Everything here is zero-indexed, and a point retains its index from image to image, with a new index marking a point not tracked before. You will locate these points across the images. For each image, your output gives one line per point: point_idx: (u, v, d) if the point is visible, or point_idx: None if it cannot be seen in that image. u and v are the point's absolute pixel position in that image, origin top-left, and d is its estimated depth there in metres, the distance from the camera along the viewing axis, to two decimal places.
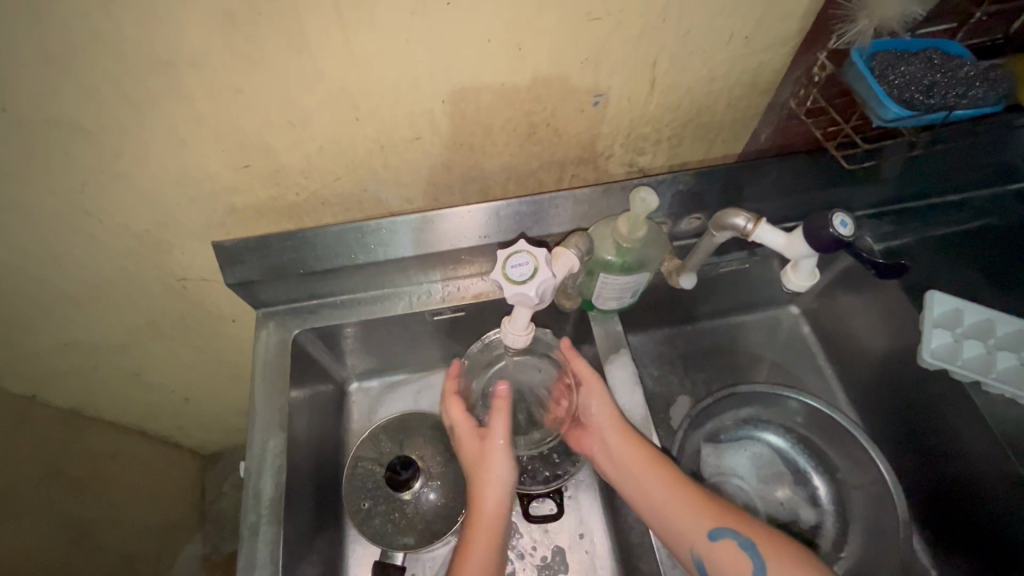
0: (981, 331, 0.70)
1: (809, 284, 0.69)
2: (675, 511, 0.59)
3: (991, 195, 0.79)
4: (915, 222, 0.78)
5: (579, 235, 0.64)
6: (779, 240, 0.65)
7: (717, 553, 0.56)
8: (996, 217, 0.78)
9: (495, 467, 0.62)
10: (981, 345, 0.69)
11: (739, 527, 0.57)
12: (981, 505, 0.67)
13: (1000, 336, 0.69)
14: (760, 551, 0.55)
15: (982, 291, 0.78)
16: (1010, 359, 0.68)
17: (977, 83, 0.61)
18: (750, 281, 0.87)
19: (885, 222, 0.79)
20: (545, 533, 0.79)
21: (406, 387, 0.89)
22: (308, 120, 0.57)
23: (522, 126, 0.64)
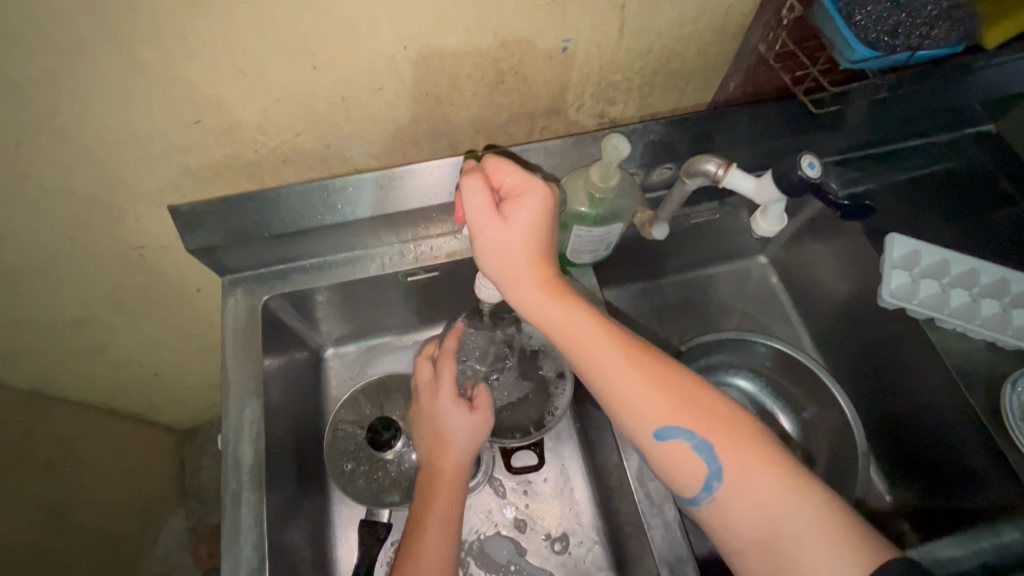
0: (936, 271, 0.72)
1: (777, 230, 0.70)
2: (627, 400, 0.55)
3: (948, 139, 0.83)
4: (878, 167, 0.81)
5: None
6: (749, 186, 0.65)
7: (663, 450, 0.54)
8: (957, 159, 0.82)
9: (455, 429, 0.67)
10: (937, 283, 0.71)
11: (693, 426, 0.54)
12: (938, 433, 0.71)
13: (953, 275, 0.71)
14: (714, 451, 0.53)
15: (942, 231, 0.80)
16: (962, 296, 0.70)
17: (941, 23, 0.61)
18: (721, 232, 0.88)
19: (850, 169, 0.81)
20: (528, 485, 0.82)
21: (384, 351, 0.89)
22: (262, 70, 0.54)
23: (490, 74, 0.62)
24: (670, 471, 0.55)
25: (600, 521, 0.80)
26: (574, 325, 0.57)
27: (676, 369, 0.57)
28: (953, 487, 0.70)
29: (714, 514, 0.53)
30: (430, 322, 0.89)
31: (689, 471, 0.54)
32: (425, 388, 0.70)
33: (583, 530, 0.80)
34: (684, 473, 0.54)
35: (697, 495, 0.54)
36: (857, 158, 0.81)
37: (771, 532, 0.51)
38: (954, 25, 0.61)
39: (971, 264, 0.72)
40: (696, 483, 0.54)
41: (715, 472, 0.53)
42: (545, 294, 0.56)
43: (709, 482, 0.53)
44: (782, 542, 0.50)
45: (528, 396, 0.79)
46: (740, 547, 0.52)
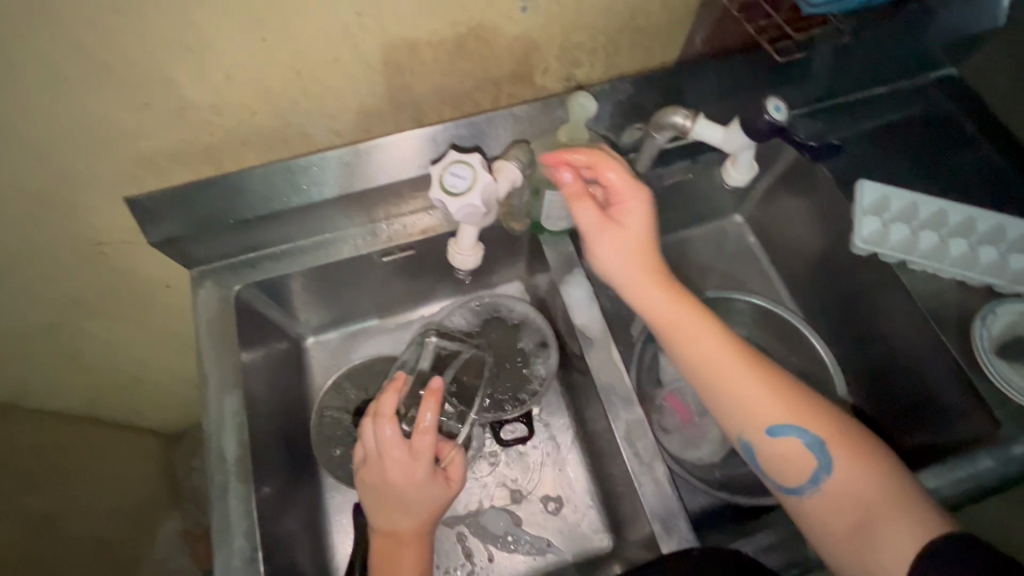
0: (905, 214, 0.73)
1: (748, 179, 0.71)
2: (741, 399, 0.57)
3: (913, 86, 0.84)
4: (845, 117, 0.81)
5: (517, 146, 0.63)
6: (717, 135, 0.65)
7: (776, 445, 0.56)
8: (921, 106, 0.83)
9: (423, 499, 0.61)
10: (908, 227, 0.72)
11: (804, 426, 0.56)
12: (913, 373, 0.73)
13: (923, 218, 0.72)
14: (826, 450, 0.55)
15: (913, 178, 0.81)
16: (932, 237, 0.71)
17: None
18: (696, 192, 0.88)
19: (818, 121, 0.81)
20: (520, 456, 0.82)
21: (366, 336, 0.87)
22: (209, 45, 0.52)
23: (450, 39, 0.60)
24: (775, 465, 0.56)
25: (593, 486, 0.81)
26: (685, 331, 0.59)
27: (781, 374, 0.59)
28: (930, 424, 0.72)
29: (819, 504, 0.55)
30: (411, 304, 0.88)
31: (797, 468, 0.56)
32: (393, 459, 0.61)
33: (577, 495, 0.81)
34: (793, 468, 0.56)
35: (802, 486, 0.56)
36: (825, 110, 0.82)
37: (867, 518, 0.52)
38: None
39: (939, 205, 0.73)
40: (803, 476, 0.55)
41: (824, 465, 0.55)
42: (687, 303, 0.60)
43: (817, 474, 0.55)
44: (874, 521, 0.51)
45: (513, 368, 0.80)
46: (842, 536, 0.53)
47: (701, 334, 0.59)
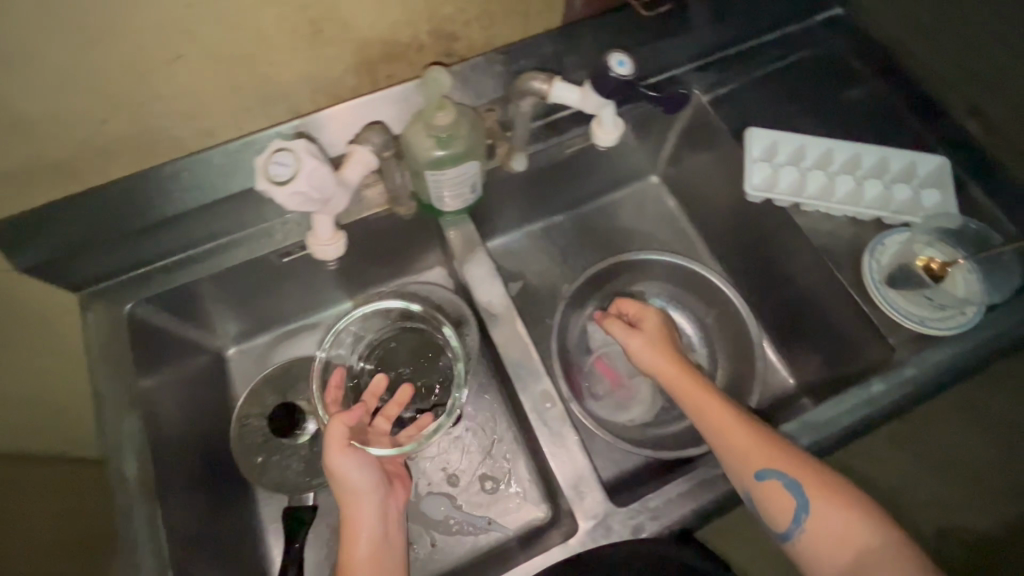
0: (794, 157, 0.73)
1: (617, 136, 0.75)
2: (732, 447, 0.61)
3: (802, 27, 0.84)
4: (739, 67, 0.82)
5: (373, 128, 0.66)
6: (575, 95, 0.69)
7: (763, 490, 0.59)
8: (812, 48, 0.83)
9: (352, 477, 0.61)
10: (796, 169, 0.72)
11: (789, 467, 0.60)
12: (816, 313, 0.75)
13: (811, 159, 0.73)
14: (805, 491, 0.59)
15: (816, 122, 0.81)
16: (820, 177, 0.72)
17: None
18: (607, 158, 0.87)
19: (712, 72, 0.81)
20: (454, 440, 0.83)
21: (291, 339, 0.86)
22: (25, 54, 0.49)
23: (302, 26, 0.57)
24: (764, 506, 0.60)
25: (528, 462, 0.81)
26: (701, 401, 0.65)
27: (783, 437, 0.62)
28: (837, 359, 0.75)
29: (806, 545, 0.59)
30: (332, 302, 0.86)
31: (781, 506, 0.60)
32: (340, 442, 0.60)
33: (513, 472, 0.81)
34: (779, 509, 0.60)
35: (788, 529, 0.60)
36: (719, 61, 0.82)
37: (856, 561, 0.57)
38: None
39: (827, 144, 0.73)
40: (787, 516, 0.60)
41: (802, 506, 0.59)
42: (682, 373, 0.67)
43: (798, 515, 0.60)
44: (861, 565, 0.57)
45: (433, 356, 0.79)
46: (830, 573, 0.58)
47: (709, 403, 0.65)
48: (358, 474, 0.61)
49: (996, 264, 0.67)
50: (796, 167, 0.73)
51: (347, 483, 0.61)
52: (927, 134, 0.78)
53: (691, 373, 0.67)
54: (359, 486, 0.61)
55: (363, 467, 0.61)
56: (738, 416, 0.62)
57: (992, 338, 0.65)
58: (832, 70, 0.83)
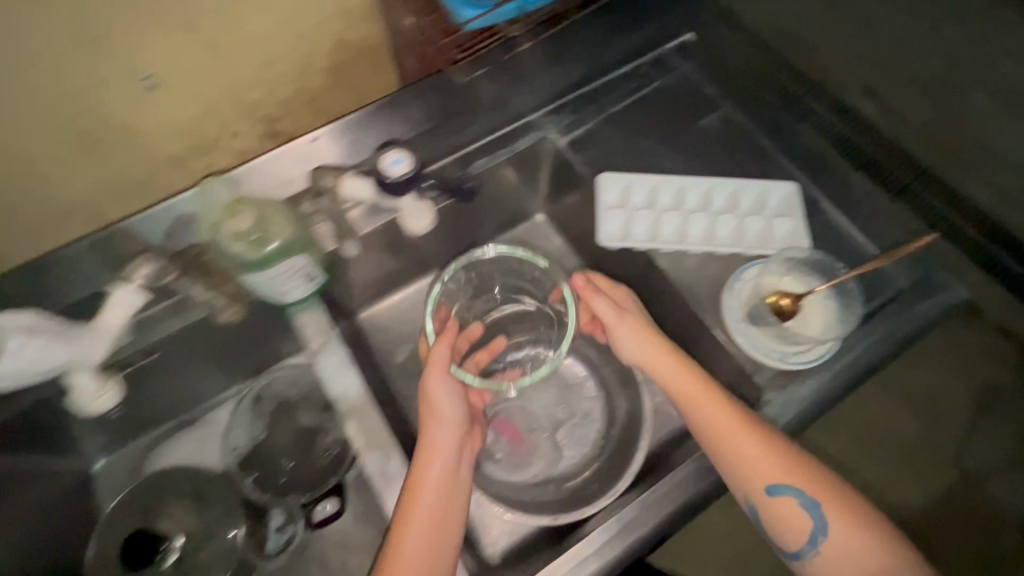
0: (648, 201, 0.74)
1: (428, 224, 0.72)
2: (748, 457, 0.60)
3: (654, 58, 0.83)
4: (592, 105, 0.80)
5: (143, 260, 0.64)
6: (363, 189, 0.68)
7: (774, 507, 0.59)
8: (664, 78, 0.83)
9: (440, 409, 0.63)
10: (647, 212, 0.74)
11: (803, 485, 0.60)
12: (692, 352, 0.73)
13: (663, 201, 0.75)
14: (822, 510, 0.59)
15: (679, 151, 0.79)
16: (675, 217, 0.73)
17: None
18: (483, 209, 0.82)
19: (568, 114, 0.79)
20: (346, 535, 0.74)
21: (165, 447, 0.79)
22: None
23: None
24: (774, 525, 0.60)
25: None
26: (702, 412, 0.63)
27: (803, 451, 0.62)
28: None
29: (818, 567, 0.58)
30: (205, 401, 0.80)
31: (798, 528, 0.59)
32: (438, 357, 0.62)
33: None
34: (793, 529, 0.59)
35: (802, 549, 0.59)
36: (573, 102, 0.79)
37: None
38: None
39: (680, 183, 0.75)
40: (800, 536, 0.59)
41: (820, 526, 0.58)
42: (678, 366, 0.66)
43: (814, 536, 0.58)
44: None
45: (310, 447, 0.75)
46: None
47: (717, 408, 0.62)
48: (450, 405, 0.63)
49: (847, 291, 0.66)
50: (648, 211, 0.74)
51: (434, 417, 0.62)
52: (785, 152, 0.78)
53: (697, 376, 0.65)
54: (442, 424, 0.62)
55: (454, 395, 0.63)
56: (740, 421, 0.61)
57: (850, 362, 0.64)
58: (687, 98, 0.82)
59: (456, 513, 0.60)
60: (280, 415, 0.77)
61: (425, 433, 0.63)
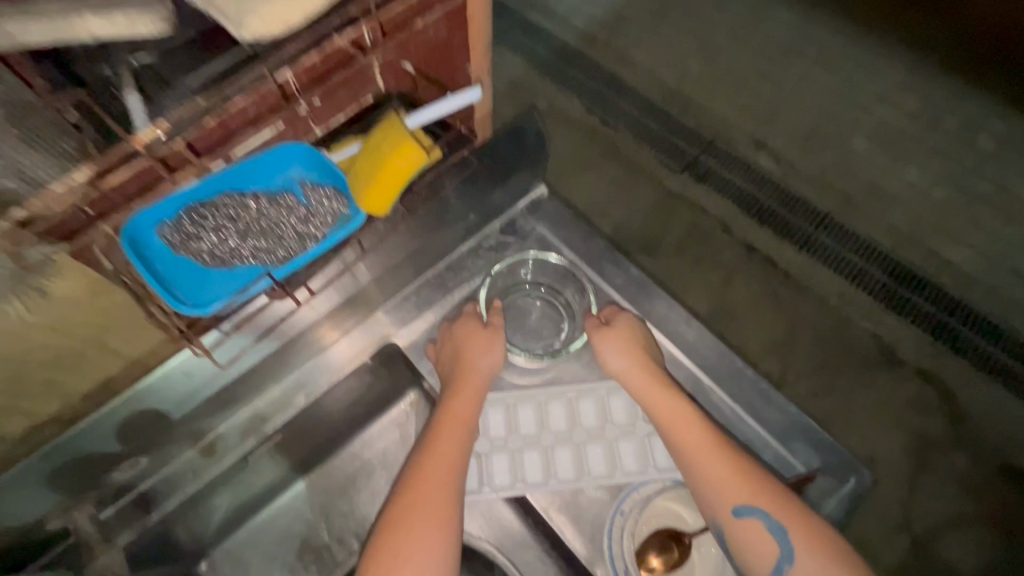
0: (508, 432, 0.65)
1: None
2: (707, 469, 0.57)
3: (504, 222, 0.75)
4: (438, 293, 0.72)
5: None
6: None
7: (741, 529, 0.54)
8: (519, 243, 0.74)
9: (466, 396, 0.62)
10: (502, 449, 0.64)
11: (767, 506, 0.54)
12: None
13: (526, 426, 0.65)
14: (789, 538, 0.53)
15: (544, 330, 0.69)
16: (537, 450, 0.64)
17: (301, 227, 0.61)
18: (333, 418, 0.71)
19: (408, 305, 0.71)
20: None
21: None
22: None
23: None
24: (739, 545, 0.55)
25: None
26: (673, 410, 0.60)
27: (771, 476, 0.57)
28: None
29: None
30: None
31: (761, 552, 0.54)
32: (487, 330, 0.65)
33: None
34: (756, 554, 0.54)
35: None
36: (414, 290, 0.72)
37: None
38: (314, 226, 0.61)
39: (538, 400, 0.66)
40: (765, 561, 0.53)
41: (786, 555, 0.53)
42: (658, 386, 0.61)
43: (779, 564, 0.53)
44: None
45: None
46: None
47: (685, 420, 0.59)
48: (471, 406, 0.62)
49: None
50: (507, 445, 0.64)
51: (456, 395, 0.62)
52: (660, 323, 0.69)
53: (666, 384, 0.61)
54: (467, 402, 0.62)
55: (491, 363, 0.64)
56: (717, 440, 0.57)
57: None
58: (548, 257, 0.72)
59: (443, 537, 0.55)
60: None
61: (448, 410, 0.61)
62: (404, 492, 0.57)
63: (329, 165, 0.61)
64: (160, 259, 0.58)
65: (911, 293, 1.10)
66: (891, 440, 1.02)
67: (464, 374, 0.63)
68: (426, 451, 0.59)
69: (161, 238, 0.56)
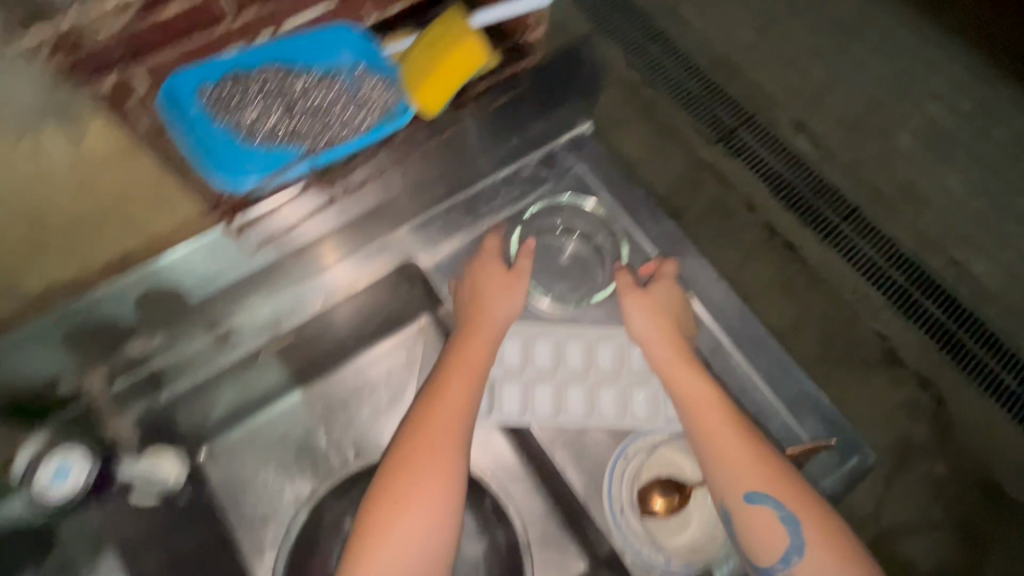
0: (521, 362, 0.64)
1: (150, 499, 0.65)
2: (724, 452, 0.55)
3: (542, 155, 0.71)
4: (465, 218, 0.69)
5: None
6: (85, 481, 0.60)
7: (750, 515, 0.52)
8: (554, 180, 0.71)
9: (478, 344, 0.61)
10: (518, 378, 0.64)
11: (781, 496, 0.53)
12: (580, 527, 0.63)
13: (542, 359, 0.65)
14: (800, 527, 0.51)
15: (568, 271, 0.68)
16: (546, 383, 0.64)
17: (330, 119, 0.66)
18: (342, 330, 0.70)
19: (434, 226, 0.69)
20: None
21: None
22: None
23: None
24: (746, 533, 0.53)
25: None
26: (697, 389, 0.58)
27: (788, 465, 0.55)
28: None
29: None
30: None
31: (768, 539, 0.52)
32: (494, 275, 0.63)
33: None
34: (765, 543, 0.52)
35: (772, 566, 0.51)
36: (441, 213, 0.69)
37: None
38: (347, 122, 0.66)
39: (552, 336, 0.66)
40: (772, 551, 0.51)
41: (795, 546, 0.51)
42: (688, 367, 0.59)
43: (789, 555, 0.51)
44: None
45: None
46: None
47: (710, 400, 0.57)
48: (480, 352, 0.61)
49: None
50: (523, 374, 0.65)
51: (471, 336, 0.61)
52: (688, 282, 0.67)
53: (691, 361, 0.60)
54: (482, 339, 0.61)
55: (506, 313, 0.62)
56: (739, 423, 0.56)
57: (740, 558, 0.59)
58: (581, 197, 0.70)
59: (439, 492, 0.53)
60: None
61: (449, 368, 0.59)
62: (410, 442, 0.55)
63: (379, 55, 0.65)
64: (199, 125, 0.62)
65: (924, 298, 1.05)
66: (878, 431, 0.98)
67: (475, 320, 0.62)
68: (433, 397, 0.58)
69: (200, 101, 0.61)
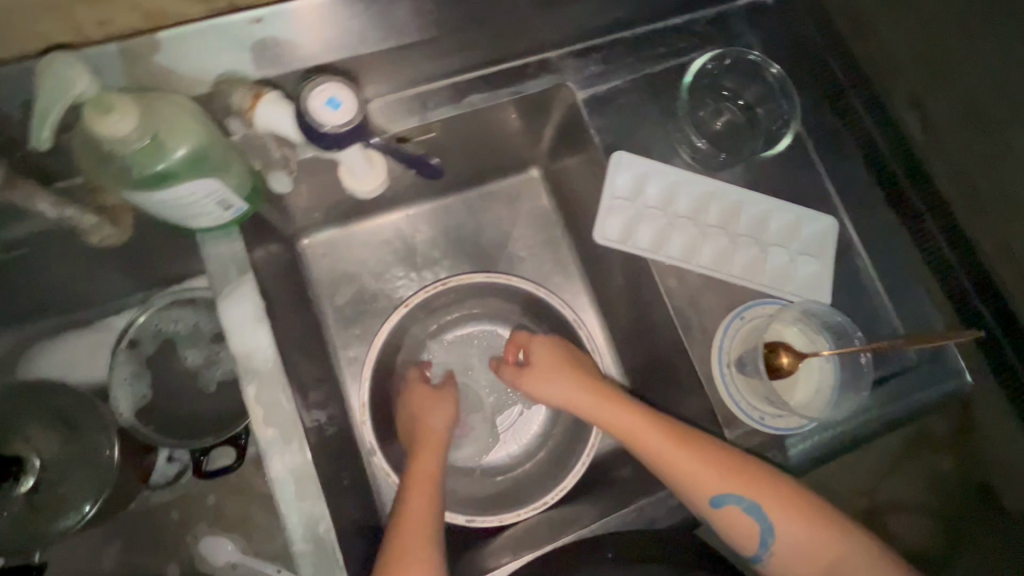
0: (634, 192, 0.62)
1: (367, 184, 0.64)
2: (675, 472, 0.55)
3: (719, 12, 0.66)
4: (629, 55, 0.64)
5: None
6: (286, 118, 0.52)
7: (723, 516, 0.55)
8: (726, 38, 0.66)
9: (436, 416, 0.66)
10: (659, 213, 0.62)
11: (744, 490, 0.54)
12: (664, 375, 0.66)
13: (685, 202, 0.62)
14: (766, 513, 0.54)
15: (719, 138, 0.65)
16: (658, 220, 0.62)
17: None
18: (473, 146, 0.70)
19: (595, 58, 0.64)
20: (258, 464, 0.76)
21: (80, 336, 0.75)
22: None
23: None
24: (727, 532, 0.56)
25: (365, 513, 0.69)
26: (625, 424, 0.59)
27: (742, 457, 0.56)
28: None
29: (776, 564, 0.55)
30: (112, 300, 0.73)
31: (744, 531, 0.55)
32: (422, 395, 0.68)
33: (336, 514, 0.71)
34: (744, 537, 0.55)
35: (757, 551, 0.55)
36: (605, 44, 0.64)
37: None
38: None
39: (674, 177, 0.62)
40: (753, 540, 0.55)
41: (767, 528, 0.54)
42: (621, 405, 0.60)
43: (765, 538, 0.55)
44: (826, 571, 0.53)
45: (199, 390, 0.72)
46: None
47: (641, 425, 0.58)
48: (441, 418, 0.66)
49: (857, 368, 0.58)
50: (664, 212, 0.62)
51: (436, 407, 0.67)
52: (835, 173, 0.65)
53: (611, 394, 0.61)
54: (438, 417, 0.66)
55: (448, 419, 0.67)
56: (669, 432, 0.56)
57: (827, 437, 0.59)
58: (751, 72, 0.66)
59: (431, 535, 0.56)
60: (162, 355, 0.72)
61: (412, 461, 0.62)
62: (386, 541, 0.56)
63: None
64: None
65: None
66: None
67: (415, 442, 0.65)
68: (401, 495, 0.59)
69: None
